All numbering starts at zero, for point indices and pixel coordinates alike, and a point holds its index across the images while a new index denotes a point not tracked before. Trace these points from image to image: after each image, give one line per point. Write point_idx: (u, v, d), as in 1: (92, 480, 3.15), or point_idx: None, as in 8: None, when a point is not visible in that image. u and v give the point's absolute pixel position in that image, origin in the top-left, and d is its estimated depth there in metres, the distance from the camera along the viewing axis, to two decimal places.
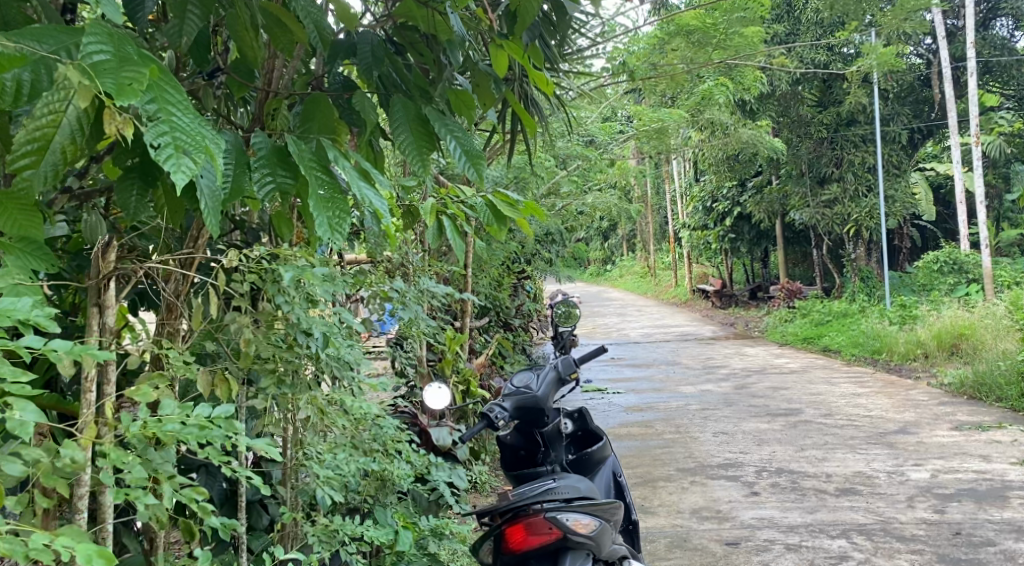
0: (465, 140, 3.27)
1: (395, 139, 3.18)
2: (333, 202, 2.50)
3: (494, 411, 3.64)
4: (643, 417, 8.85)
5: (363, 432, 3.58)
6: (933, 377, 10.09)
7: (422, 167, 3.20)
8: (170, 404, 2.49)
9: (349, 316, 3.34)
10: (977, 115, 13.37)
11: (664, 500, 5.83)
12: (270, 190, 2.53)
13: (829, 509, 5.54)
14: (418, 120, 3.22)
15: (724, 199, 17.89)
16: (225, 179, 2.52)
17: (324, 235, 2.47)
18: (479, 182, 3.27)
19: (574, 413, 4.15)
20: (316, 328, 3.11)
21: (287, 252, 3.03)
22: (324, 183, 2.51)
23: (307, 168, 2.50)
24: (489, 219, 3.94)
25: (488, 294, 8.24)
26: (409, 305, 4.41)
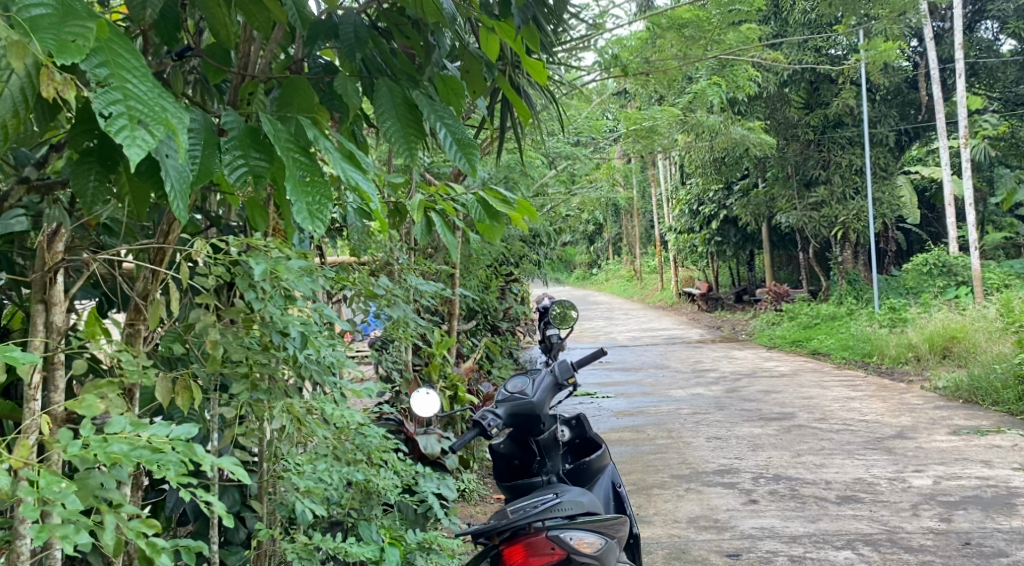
0: (456, 127, 3.06)
1: (381, 128, 2.96)
2: (313, 185, 2.31)
3: (486, 418, 3.42)
4: (633, 421, 8.64)
5: (346, 442, 3.37)
6: (926, 381, 9.92)
7: (411, 156, 2.97)
8: (121, 421, 2.33)
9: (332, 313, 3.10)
10: (965, 117, 13.18)
11: (660, 509, 5.63)
12: (243, 173, 2.32)
13: (831, 517, 5.34)
14: (405, 104, 3.00)
15: (710, 202, 17.72)
16: (193, 159, 2.33)
17: (302, 223, 2.29)
18: (472, 172, 3.06)
19: (571, 420, 3.92)
20: (293, 327, 2.91)
21: (259, 244, 2.82)
22: (302, 164, 2.31)
23: (284, 148, 2.30)
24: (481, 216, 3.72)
25: (476, 297, 8.04)
26: (396, 305, 4.19)
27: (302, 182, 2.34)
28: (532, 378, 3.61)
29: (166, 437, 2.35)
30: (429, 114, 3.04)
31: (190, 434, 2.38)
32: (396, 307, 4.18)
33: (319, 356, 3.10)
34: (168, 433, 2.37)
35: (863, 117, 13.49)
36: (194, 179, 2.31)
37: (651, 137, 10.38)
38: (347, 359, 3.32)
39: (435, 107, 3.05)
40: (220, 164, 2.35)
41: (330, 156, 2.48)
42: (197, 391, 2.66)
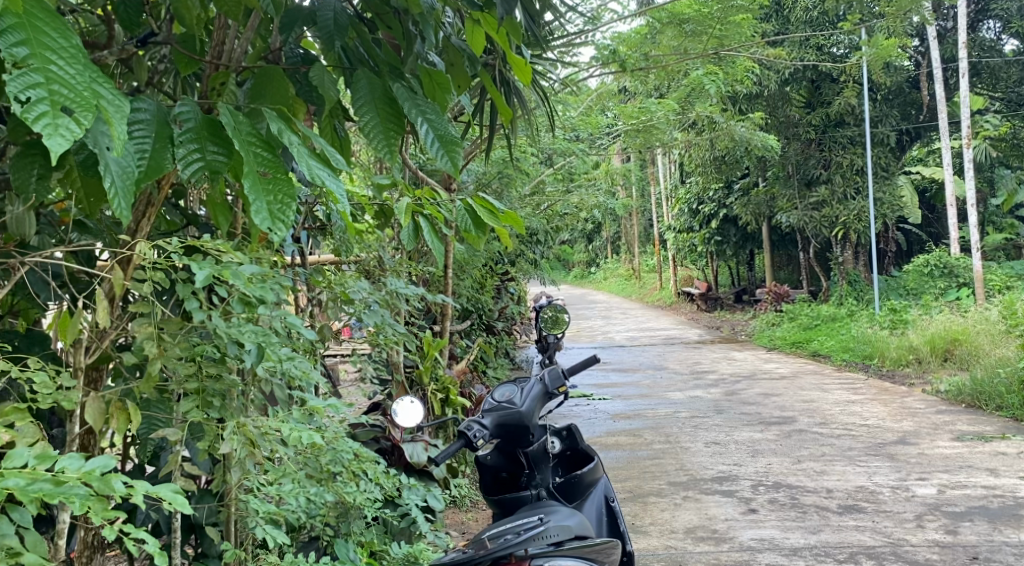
0: (439, 124, 2.90)
1: (360, 123, 2.82)
2: (274, 182, 2.39)
3: (472, 429, 3.27)
4: (630, 425, 8.48)
5: (317, 457, 3.24)
6: (928, 384, 9.73)
7: (392, 156, 2.83)
8: (24, 453, 2.34)
9: (305, 327, 2.98)
10: (968, 117, 12.98)
11: (656, 518, 5.46)
12: (198, 168, 2.40)
13: (833, 528, 5.17)
14: (385, 99, 2.85)
15: (710, 201, 17.54)
16: (143, 155, 2.40)
17: (264, 222, 2.37)
18: (455, 172, 2.89)
19: (563, 431, 3.71)
20: (249, 340, 2.80)
21: (210, 247, 2.70)
22: (261, 160, 2.38)
23: (243, 144, 2.37)
24: (467, 225, 3.80)
25: (470, 297, 7.89)
26: (373, 311, 4.10)
27: (264, 177, 2.41)
28: (521, 386, 3.45)
29: (77, 471, 2.36)
30: (410, 109, 2.88)
31: (105, 466, 2.38)
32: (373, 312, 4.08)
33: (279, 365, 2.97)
34: (80, 466, 2.38)
35: (865, 116, 13.31)
36: (141, 175, 2.39)
37: (649, 133, 10.21)
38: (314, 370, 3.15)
39: (416, 101, 2.90)
40: (172, 160, 2.43)
41: (295, 150, 2.45)
42: (134, 413, 2.67)
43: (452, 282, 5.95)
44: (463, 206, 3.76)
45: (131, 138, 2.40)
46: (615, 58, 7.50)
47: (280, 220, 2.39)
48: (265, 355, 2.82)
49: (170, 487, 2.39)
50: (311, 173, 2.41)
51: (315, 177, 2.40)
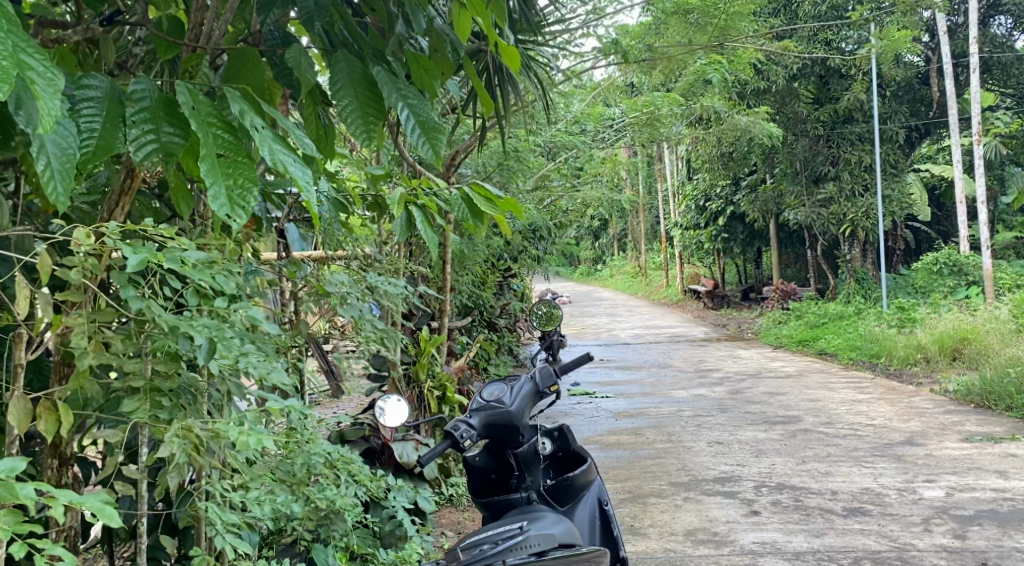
0: (420, 108, 2.89)
1: (339, 109, 2.81)
2: (233, 166, 2.59)
3: (459, 429, 3.14)
4: (633, 423, 8.35)
5: (291, 460, 3.28)
6: (936, 384, 9.56)
7: (370, 142, 2.84)
8: None
9: (269, 324, 3.01)
10: (979, 113, 12.78)
11: (656, 520, 5.33)
12: (152, 149, 2.60)
13: (837, 532, 5.03)
14: (365, 83, 2.84)
15: (717, 197, 17.39)
16: (93, 137, 2.60)
17: (224, 210, 2.58)
18: (436, 158, 2.90)
19: (554, 431, 3.56)
20: (200, 334, 2.82)
21: (149, 230, 2.78)
22: (220, 143, 2.59)
23: (201, 126, 2.58)
24: (466, 215, 3.76)
25: (470, 293, 7.78)
26: (355, 303, 4.06)
27: (225, 160, 2.61)
28: (510, 384, 3.31)
29: None
30: (391, 93, 2.87)
31: (9, 471, 2.47)
32: (352, 307, 4.05)
33: (236, 361, 3.01)
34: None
35: (874, 112, 13.08)
36: (87, 155, 2.59)
37: (654, 127, 10.05)
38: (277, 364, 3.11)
39: (397, 85, 2.89)
40: (122, 140, 2.62)
41: (259, 136, 2.59)
42: (62, 413, 2.76)
43: (449, 273, 5.88)
44: (461, 195, 3.70)
45: (82, 118, 2.61)
46: (618, 49, 7.33)
47: (239, 205, 2.60)
48: (216, 350, 2.85)
49: (97, 496, 2.51)
50: (272, 157, 2.57)
51: (277, 162, 2.57)
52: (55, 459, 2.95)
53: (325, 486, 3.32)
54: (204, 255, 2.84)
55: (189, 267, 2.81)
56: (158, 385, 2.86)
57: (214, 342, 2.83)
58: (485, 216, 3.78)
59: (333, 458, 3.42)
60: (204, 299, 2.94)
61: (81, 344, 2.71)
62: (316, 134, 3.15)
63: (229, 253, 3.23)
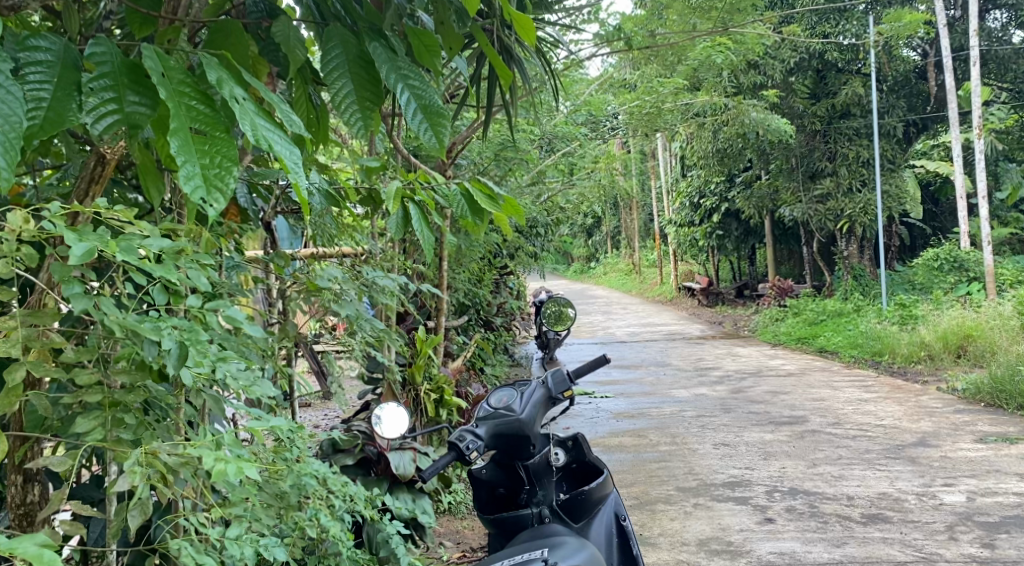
0: (424, 92, 2.63)
1: (332, 92, 2.59)
2: (209, 142, 2.36)
3: (465, 440, 2.91)
4: (634, 424, 8.08)
5: (276, 480, 3.04)
6: (943, 382, 9.31)
7: (367, 132, 2.63)
8: None
9: (252, 327, 2.78)
10: (979, 106, 12.52)
11: (665, 529, 5.08)
12: (111, 123, 2.37)
13: (858, 541, 4.81)
14: (360, 62, 2.61)
15: (711, 194, 17.09)
16: (47, 105, 2.38)
17: (197, 194, 2.34)
18: (439, 147, 2.65)
19: (568, 441, 3.27)
20: (168, 337, 2.57)
21: (111, 213, 2.53)
22: (194, 116, 2.36)
23: (172, 95, 2.34)
24: (465, 212, 3.50)
25: (466, 291, 7.50)
26: (344, 303, 3.73)
27: (200, 137, 2.38)
28: (520, 391, 3.06)
29: None
30: (389, 73, 2.61)
31: None
32: (347, 304, 3.74)
33: (213, 370, 2.76)
34: None
35: (872, 106, 12.79)
36: (37, 128, 2.36)
37: (652, 122, 9.76)
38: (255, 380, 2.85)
39: (396, 64, 2.62)
40: (76, 111, 2.40)
41: (243, 111, 2.34)
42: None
43: (447, 269, 5.63)
44: (460, 192, 3.47)
45: (30, 84, 2.38)
46: (620, 36, 7.02)
47: (216, 187, 2.36)
48: (186, 356, 2.61)
49: (34, 541, 2.28)
50: (253, 132, 2.31)
51: (259, 138, 2.31)
52: (18, 475, 2.72)
53: (315, 510, 3.11)
54: (169, 244, 2.58)
55: (150, 256, 2.56)
56: (117, 398, 2.60)
57: (185, 347, 2.59)
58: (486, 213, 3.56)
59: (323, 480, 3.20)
60: (173, 296, 2.70)
61: (13, 353, 2.47)
62: (307, 120, 2.95)
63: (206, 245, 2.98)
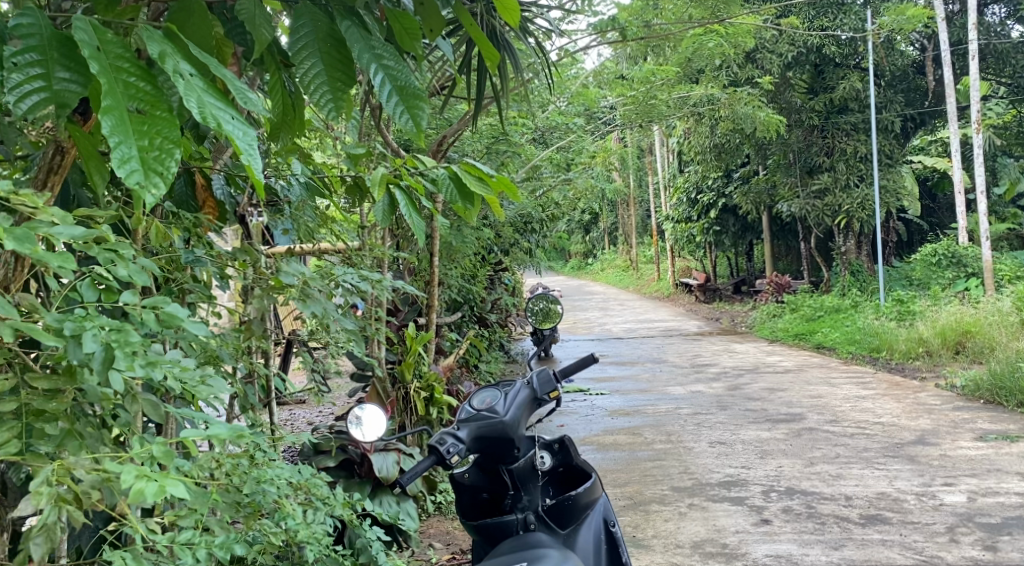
0: (399, 73, 2.53)
1: (302, 72, 2.48)
2: (148, 122, 2.28)
3: (447, 444, 2.81)
4: (629, 422, 7.95)
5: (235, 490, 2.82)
6: (941, 379, 9.18)
7: (338, 114, 2.52)
8: None
9: (195, 325, 2.64)
10: (978, 100, 12.34)
11: (659, 530, 4.96)
12: (37, 102, 2.31)
13: (857, 543, 4.70)
14: (332, 39, 2.50)
15: (708, 190, 16.96)
16: None
17: (138, 182, 2.27)
18: (417, 131, 2.54)
19: (554, 444, 3.15)
20: (91, 339, 2.48)
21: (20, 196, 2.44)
22: (136, 95, 2.28)
23: (107, 72, 2.26)
24: (454, 197, 3.39)
25: (458, 287, 7.37)
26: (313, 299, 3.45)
27: (138, 116, 2.29)
28: (505, 391, 2.93)
29: None
30: (363, 53, 2.50)
31: None
32: (311, 302, 3.45)
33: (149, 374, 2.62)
34: None
35: (870, 100, 12.65)
36: None
37: (647, 117, 9.63)
38: (194, 380, 2.73)
39: (369, 43, 2.52)
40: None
41: (187, 90, 2.24)
42: None
43: (437, 264, 5.48)
44: (449, 175, 3.37)
45: None
46: (614, 26, 6.87)
47: (155, 171, 2.29)
48: (113, 358, 2.50)
49: None
50: (199, 111, 2.22)
51: (206, 116, 2.21)
52: None
53: (287, 517, 2.96)
54: (79, 234, 2.48)
55: (55, 245, 2.46)
56: (40, 407, 2.53)
57: (111, 348, 2.49)
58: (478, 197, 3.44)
59: (288, 489, 3.04)
60: (106, 292, 2.63)
61: None
62: (282, 107, 2.88)
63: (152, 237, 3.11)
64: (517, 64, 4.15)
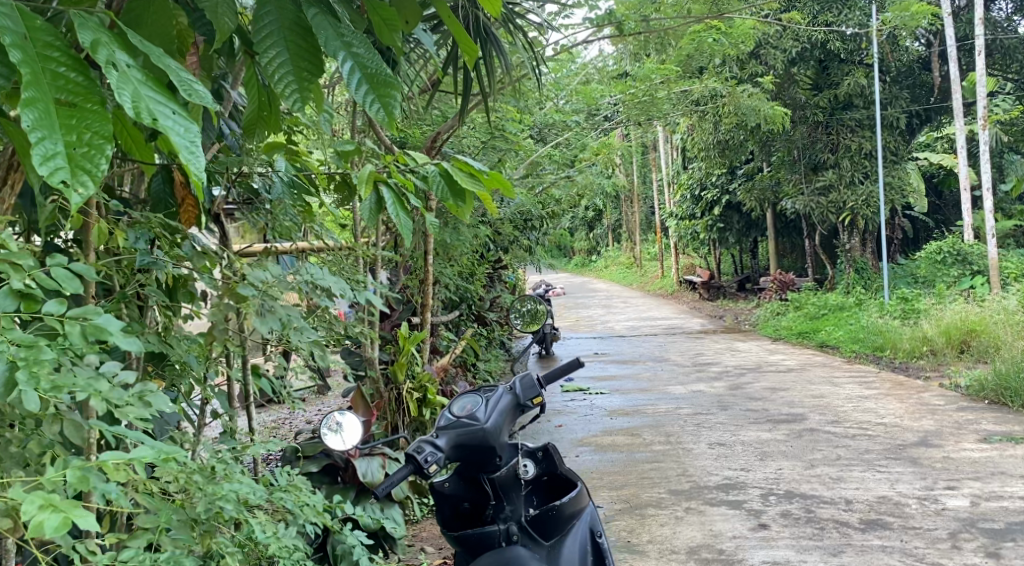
0: (369, 61, 2.46)
1: (266, 61, 2.41)
2: (77, 115, 2.19)
3: (424, 452, 2.77)
4: (628, 422, 7.85)
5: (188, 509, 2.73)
6: (945, 379, 9.06)
7: (303, 103, 2.45)
8: None
9: (125, 341, 2.52)
10: (985, 96, 12.17)
11: (654, 535, 4.86)
12: None
13: (856, 550, 4.61)
14: (298, 27, 2.42)
15: (712, 186, 16.83)
16: None
17: (67, 182, 2.16)
18: (388, 119, 2.48)
19: (538, 452, 3.11)
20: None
21: None
22: (67, 88, 2.19)
23: (33, 63, 2.17)
24: (446, 194, 3.27)
25: (454, 286, 7.25)
26: (267, 319, 3.13)
27: (67, 110, 2.19)
28: (485, 398, 2.92)
29: None
30: (331, 42, 2.42)
31: None
32: (271, 318, 3.15)
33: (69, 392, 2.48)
34: None
35: (875, 97, 12.50)
36: None
37: (647, 115, 9.50)
38: (123, 402, 2.57)
39: (337, 29, 2.43)
40: None
41: (118, 83, 2.17)
42: None
43: (431, 263, 5.36)
44: (439, 171, 3.26)
45: None
46: (612, 20, 6.78)
47: (83, 169, 2.19)
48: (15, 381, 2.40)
49: None
50: (133, 103, 2.17)
51: (139, 108, 2.16)
52: None
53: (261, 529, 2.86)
54: None
55: None
56: None
57: (15, 368, 2.39)
58: (471, 195, 3.32)
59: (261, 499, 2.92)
60: (27, 302, 2.53)
61: None
62: (258, 104, 2.81)
63: (98, 238, 2.89)
64: (502, 60, 4.20)
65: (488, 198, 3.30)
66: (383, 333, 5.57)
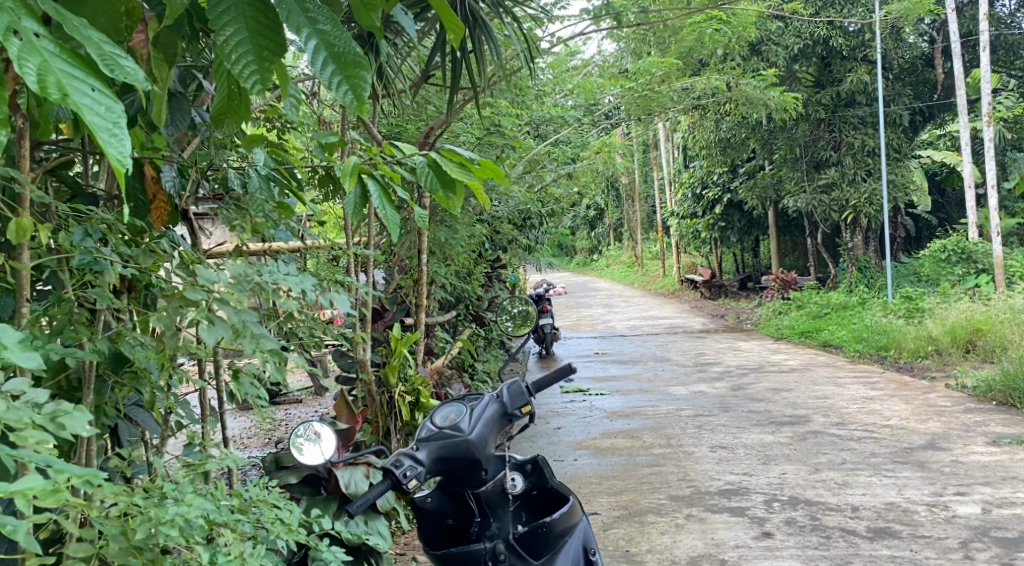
0: (334, 36, 2.40)
1: (222, 39, 2.35)
2: None
3: (403, 466, 2.73)
4: (628, 425, 7.66)
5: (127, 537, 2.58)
6: (951, 379, 8.85)
7: (264, 86, 2.39)
8: None
9: (21, 355, 2.38)
10: (989, 92, 11.94)
11: (654, 545, 4.68)
12: None
13: (864, 561, 4.43)
14: (257, 7, 2.37)
15: (714, 185, 16.66)
16: None
17: None
18: (355, 101, 2.42)
19: (527, 465, 3.03)
20: None
21: None
22: None
23: None
24: (434, 185, 3.08)
25: (449, 286, 7.07)
26: (217, 326, 2.91)
27: None
28: (470, 407, 2.86)
29: None
30: (295, 18, 2.37)
31: None
32: (220, 325, 2.92)
33: None
34: None
35: (877, 95, 12.27)
36: None
37: (648, 109, 9.35)
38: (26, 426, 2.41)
39: (301, 5, 2.38)
40: None
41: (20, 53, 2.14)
42: None
43: (425, 261, 5.15)
44: (427, 162, 3.07)
45: None
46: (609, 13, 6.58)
47: None
48: None
49: None
50: (39, 78, 2.13)
51: (44, 85, 2.12)
52: None
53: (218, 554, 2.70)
54: None
55: None
56: None
57: None
58: (461, 189, 3.14)
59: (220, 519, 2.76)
60: None
61: None
62: (228, 93, 2.68)
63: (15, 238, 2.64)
64: (492, 48, 3.99)
65: (478, 192, 3.12)
66: (376, 332, 5.40)
